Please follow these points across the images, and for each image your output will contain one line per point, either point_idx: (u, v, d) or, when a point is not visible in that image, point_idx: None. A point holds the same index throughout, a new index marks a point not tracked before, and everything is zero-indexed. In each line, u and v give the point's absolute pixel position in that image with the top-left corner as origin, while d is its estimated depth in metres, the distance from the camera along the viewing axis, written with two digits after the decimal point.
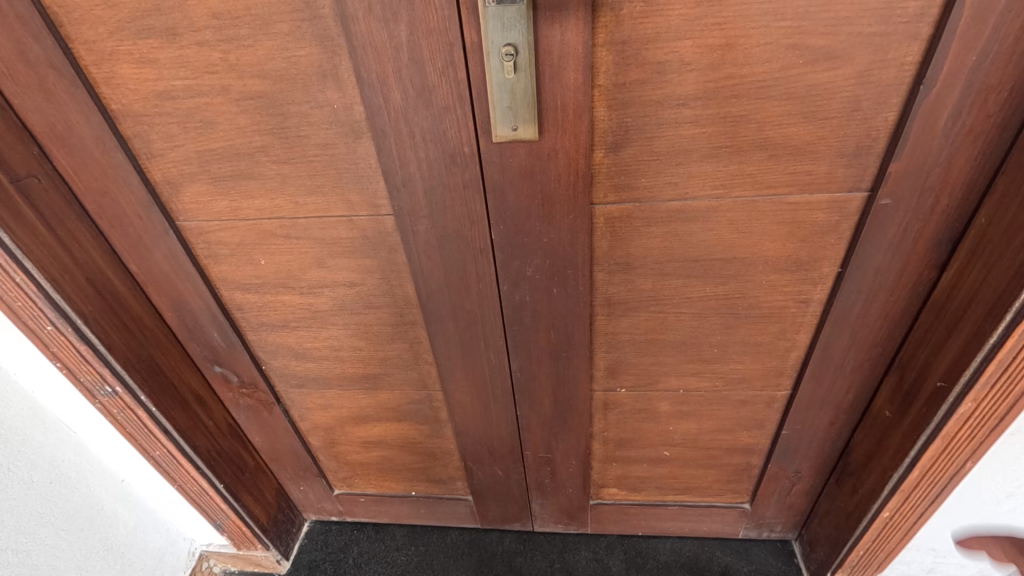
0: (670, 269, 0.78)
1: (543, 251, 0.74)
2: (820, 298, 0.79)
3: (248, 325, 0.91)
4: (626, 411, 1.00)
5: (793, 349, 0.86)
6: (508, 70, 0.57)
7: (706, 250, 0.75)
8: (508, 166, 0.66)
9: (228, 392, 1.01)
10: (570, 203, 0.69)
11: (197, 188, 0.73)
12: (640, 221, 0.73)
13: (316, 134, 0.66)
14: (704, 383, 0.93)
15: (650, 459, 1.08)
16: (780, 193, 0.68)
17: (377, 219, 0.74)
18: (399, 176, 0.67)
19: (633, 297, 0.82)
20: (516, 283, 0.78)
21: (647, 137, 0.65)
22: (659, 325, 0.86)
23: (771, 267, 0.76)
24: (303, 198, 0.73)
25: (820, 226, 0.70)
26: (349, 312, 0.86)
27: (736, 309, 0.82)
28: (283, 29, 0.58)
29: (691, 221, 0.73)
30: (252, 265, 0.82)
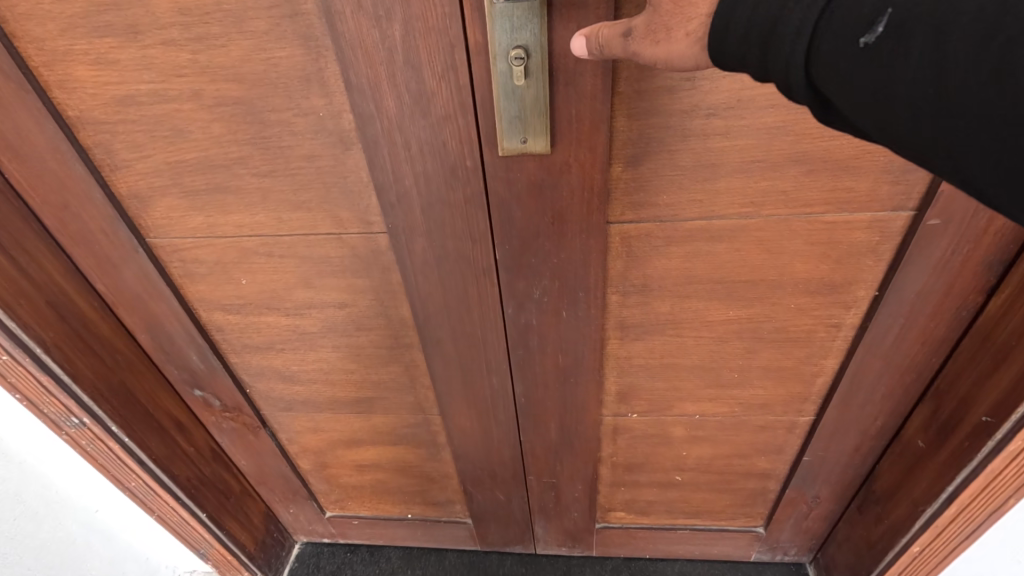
0: (691, 291, 0.72)
1: (552, 272, 0.67)
2: (852, 321, 0.73)
3: (230, 347, 0.84)
4: (636, 436, 0.94)
5: (819, 373, 0.80)
6: (517, 77, 0.50)
7: (731, 270, 0.70)
8: (516, 182, 0.59)
9: (209, 415, 0.94)
10: (583, 221, 0.62)
11: (168, 203, 0.66)
12: (659, 240, 0.67)
13: (301, 144, 0.59)
14: (722, 407, 0.87)
15: (661, 484, 1.03)
16: (818, 211, 0.63)
17: (369, 237, 0.67)
18: (394, 191, 0.61)
19: (649, 319, 0.76)
20: (522, 305, 0.71)
21: (671, 150, 0.59)
22: (675, 348, 0.80)
23: (801, 289, 0.71)
24: (287, 214, 0.66)
25: (859, 246, 0.65)
26: (339, 334, 0.80)
27: (760, 333, 0.76)
28: (261, 26, 0.51)
29: (715, 240, 0.66)
30: (233, 285, 0.75)
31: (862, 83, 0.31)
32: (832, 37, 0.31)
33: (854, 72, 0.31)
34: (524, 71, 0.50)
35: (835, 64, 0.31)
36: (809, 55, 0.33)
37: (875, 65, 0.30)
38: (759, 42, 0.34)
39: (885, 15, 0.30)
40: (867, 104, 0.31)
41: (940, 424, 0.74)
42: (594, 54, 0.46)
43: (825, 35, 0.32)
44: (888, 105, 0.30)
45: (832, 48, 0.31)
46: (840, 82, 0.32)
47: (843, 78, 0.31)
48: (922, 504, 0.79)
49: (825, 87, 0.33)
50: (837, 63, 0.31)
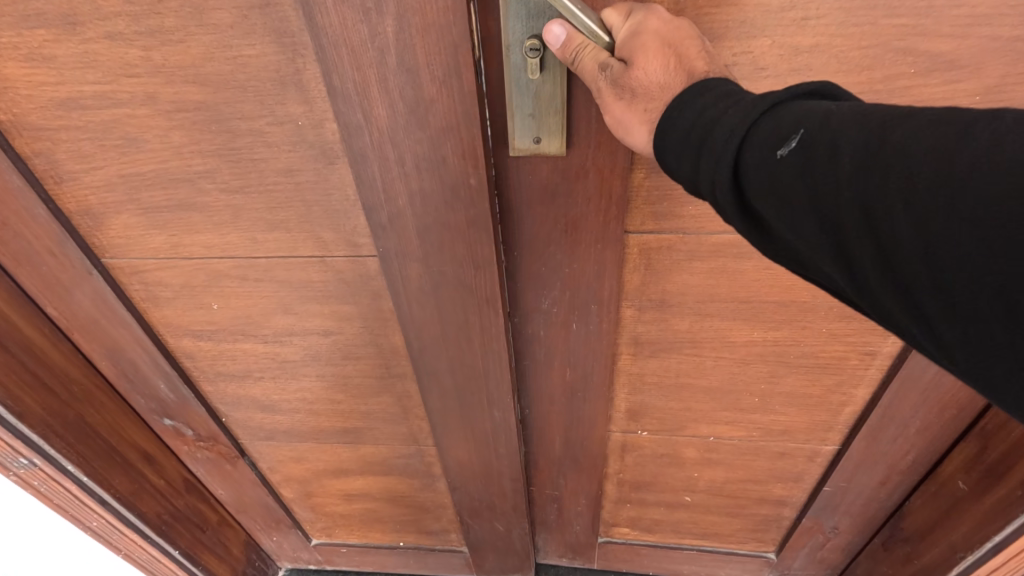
0: (712, 308, 0.65)
1: (562, 284, 0.62)
2: (891, 350, 0.67)
3: (202, 375, 0.76)
4: (644, 457, 0.87)
5: (848, 402, 0.74)
6: (532, 69, 0.46)
7: (762, 289, 0.63)
8: (526, 184, 0.54)
9: (182, 445, 0.86)
10: (599, 229, 0.56)
11: (124, 221, 0.58)
12: (681, 253, 0.60)
13: (276, 157, 0.51)
14: (738, 430, 0.80)
15: (669, 505, 0.96)
16: None
17: (356, 261, 0.59)
18: (385, 212, 0.52)
19: (665, 337, 0.69)
20: (529, 316, 0.66)
21: None
22: (692, 368, 0.73)
23: (836, 313, 0.64)
24: (262, 234, 0.57)
25: None
26: (324, 362, 0.72)
27: (787, 358, 0.70)
28: (224, 19, 0.43)
29: (744, 256, 0.60)
30: (204, 310, 0.66)
31: (785, 198, 0.33)
32: (754, 154, 0.34)
33: (773, 184, 0.33)
34: (541, 64, 0.46)
35: (759, 176, 0.34)
36: (739, 168, 0.35)
37: (794, 182, 0.32)
38: (695, 145, 0.36)
39: (801, 139, 0.33)
40: (792, 218, 0.33)
41: (986, 470, 0.69)
42: (565, 59, 0.44)
43: (748, 151, 0.34)
44: (816, 223, 0.32)
45: (762, 168, 0.34)
46: (767, 194, 0.33)
47: (768, 193, 0.33)
48: (961, 549, 0.75)
49: (753, 201, 0.35)
50: (761, 179, 0.34)
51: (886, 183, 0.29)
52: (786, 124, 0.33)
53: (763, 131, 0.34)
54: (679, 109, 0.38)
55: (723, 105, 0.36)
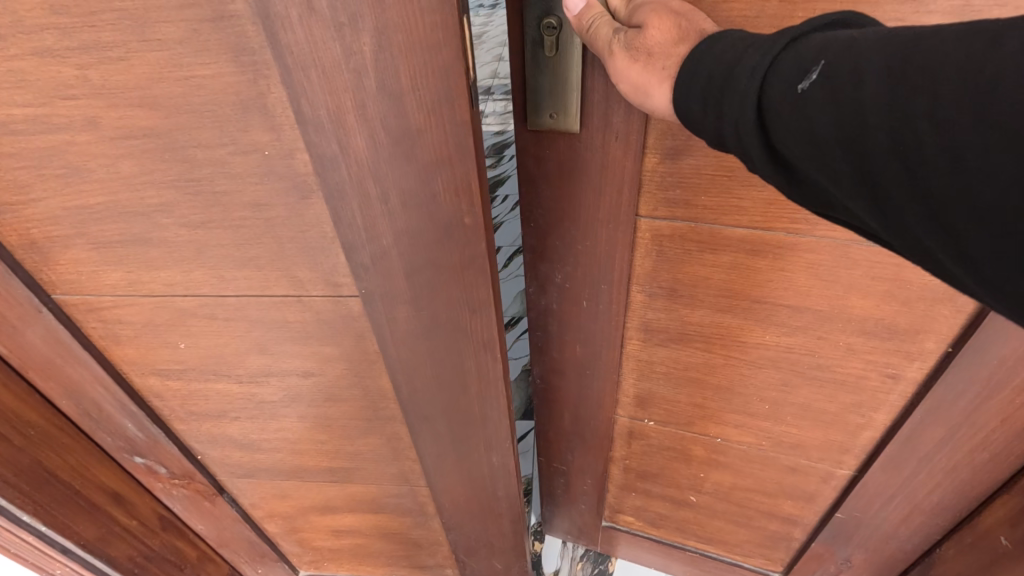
0: (725, 304, 0.72)
1: (575, 258, 0.73)
2: (914, 376, 0.70)
3: (174, 415, 0.69)
4: (650, 440, 0.96)
5: (864, 426, 0.78)
6: (548, 48, 0.55)
7: (775, 288, 0.67)
8: (546, 156, 0.65)
9: (157, 482, 0.80)
10: (609, 213, 0.67)
11: (74, 255, 0.51)
12: (694, 244, 0.67)
13: (242, 190, 0.44)
14: (747, 436, 0.87)
15: (674, 500, 1.05)
16: None
17: (336, 301, 0.52)
18: (367, 251, 0.46)
19: (675, 326, 0.77)
20: (545, 286, 0.79)
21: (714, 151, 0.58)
22: (703, 365, 0.80)
23: (855, 327, 0.68)
24: (231, 271, 0.51)
25: (933, 290, 0.61)
26: (306, 404, 0.65)
27: (801, 368, 0.74)
28: (171, 34, 0.36)
29: (758, 254, 0.65)
30: (171, 349, 0.60)
31: (804, 131, 0.35)
32: (778, 95, 0.37)
33: (794, 119, 0.36)
34: (556, 43, 0.54)
35: (782, 114, 0.36)
36: (763, 109, 0.38)
37: (812, 115, 0.35)
38: (717, 92, 0.40)
39: (820, 70, 0.35)
40: (811, 150, 0.35)
41: None
42: (580, 33, 0.49)
43: (771, 93, 0.37)
44: (834, 152, 0.34)
45: (784, 105, 0.36)
46: (789, 132, 0.36)
47: (794, 131, 0.36)
48: None
49: (777, 140, 0.37)
50: (787, 118, 0.36)
51: (909, 106, 0.31)
52: (808, 61, 0.36)
53: (784, 70, 0.37)
54: (702, 59, 0.41)
55: (743, 49, 0.39)
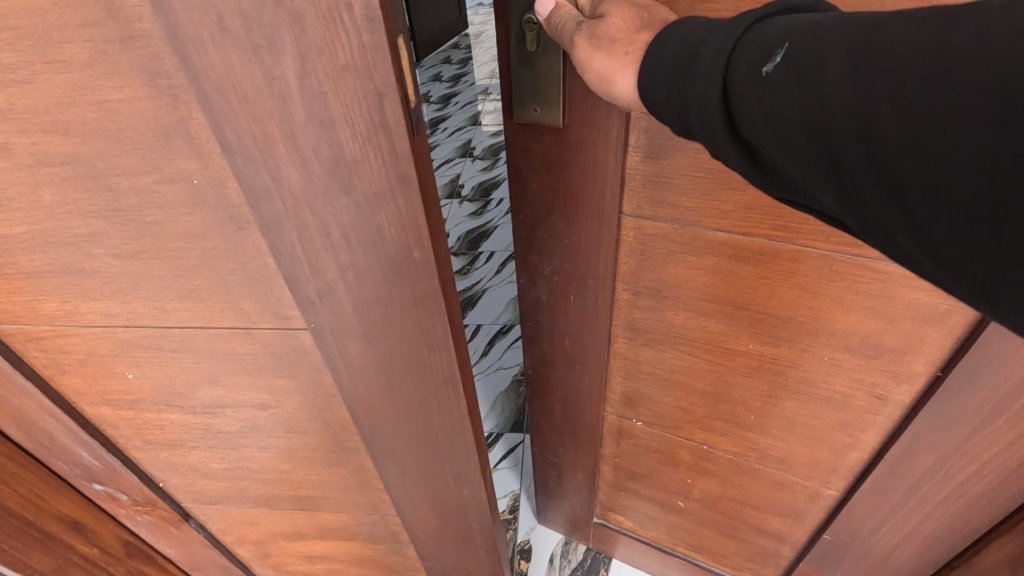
0: (707, 309, 0.75)
1: (561, 253, 0.78)
2: (903, 399, 0.70)
3: (130, 443, 0.66)
4: (638, 439, 0.99)
5: (852, 445, 0.79)
6: (530, 44, 0.59)
7: (759, 296, 0.71)
8: (532, 151, 0.70)
9: (119, 508, 0.77)
10: (594, 207, 0.71)
11: (4, 284, 0.47)
12: (677, 245, 0.71)
13: (174, 220, 0.40)
14: (735, 446, 0.90)
15: (661, 502, 1.08)
16: (867, 255, 0.61)
17: (286, 334, 0.48)
18: (312, 285, 0.42)
19: (661, 328, 0.81)
20: (534, 278, 0.84)
21: (693, 153, 0.62)
22: (688, 368, 0.83)
23: (839, 342, 0.70)
24: (172, 303, 0.47)
25: (920, 309, 0.62)
26: (266, 435, 0.62)
27: (786, 381, 0.77)
28: (78, 56, 0.32)
29: (741, 260, 0.68)
30: (119, 380, 0.57)
31: (772, 111, 0.39)
32: (745, 78, 0.40)
33: (762, 99, 0.39)
34: (538, 40, 0.59)
35: (750, 95, 0.40)
36: (732, 90, 0.41)
37: (779, 95, 0.38)
38: (687, 74, 0.43)
39: (783, 53, 0.38)
40: (778, 129, 0.39)
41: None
42: (549, 31, 0.54)
43: (738, 76, 0.40)
44: (799, 131, 0.38)
45: (753, 86, 0.39)
46: (757, 112, 0.39)
47: (761, 110, 0.39)
48: None
49: (744, 121, 0.41)
50: (755, 99, 0.39)
51: (870, 86, 0.34)
52: (773, 45, 0.39)
53: (752, 52, 0.40)
54: (672, 44, 0.44)
55: (710, 33, 0.42)
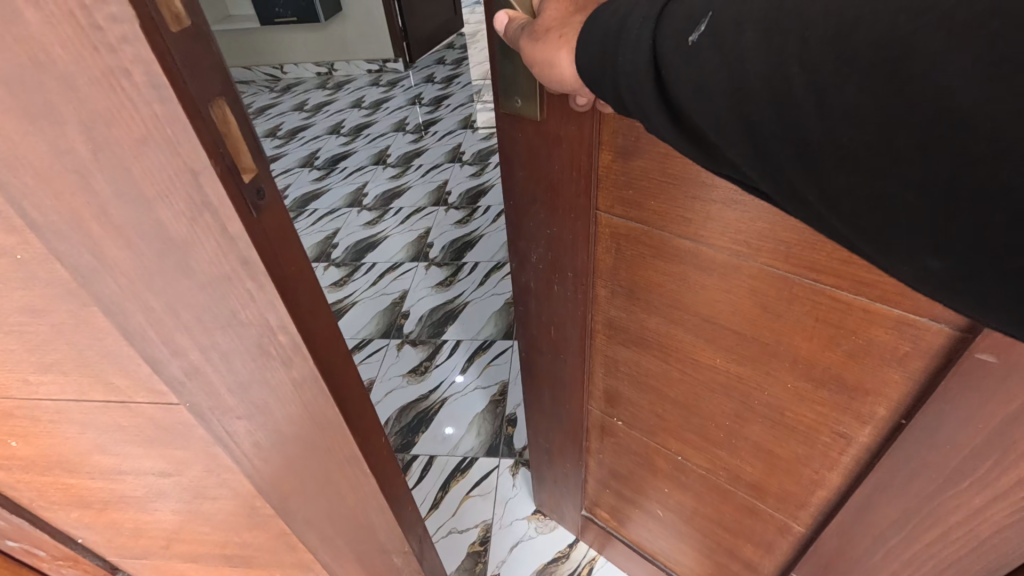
0: (677, 316, 0.75)
1: (546, 241, 0.80)
2: (864, 442, 0.66)
3: (35, 503, 0.61)
4: (619, 438, 0.99)
5: (817, 483, 0.75)
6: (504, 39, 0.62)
7: (723, 307, 0.69)
8: (517, 138, 0.72)
9: (41, 562, 0.72)
10: (573, 202, 0.72)
11: None
12: (646, 247, 0.72)
13: (9, 295, 0.35)
14: (706, 462, 0.87)
15: (642, 507, 1.06)
16: (824, 282, 0.59)
17: (165, 408, 0.42)
18: (176, 365, 0.37)
19: (634, 328, 0.82)
20: (523, 262, 0.86)
21: (660, 153, 0.62)
22: (660, 374, 0.83)
23: (801, 370, 0.67)
24: (35, 375, 0.42)
25: (882, 346, 0.58)
26: (175, 499, 0.56)
27: (751, 403, 0.75)
28: None
29: (704, 271, 0.68)
30: (4, 445, 0.52)
31: (693, 81, 0.35)
32: (667, 43, 0.36)
33: (684, 68, 0.35)
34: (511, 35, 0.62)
35: (674, 63, 0.36)
36: (657, 60, 0.37)
37: (699, 63, 0.34)
38: (616, 47, 0.40)
39: (707, 20, 0.34)
40: (699, 100, 0.35)
41: None
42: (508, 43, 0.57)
43: (662, 41, 0.37)
44: (717, 101, 0.34)
45: (675, 54, 0.36)
46: (681, 82, 0.36)
47: (683, 77, 0.35)
48: None
49: (670, 93, 0.37)
50: (678, 68, 0.36)
51: (780, 43, 0.30)
52: (693, 6, 0.35)
53: (677, 17, 0.36)
54: (605, 19, 0.41)
55: (637, 3, 0.39)
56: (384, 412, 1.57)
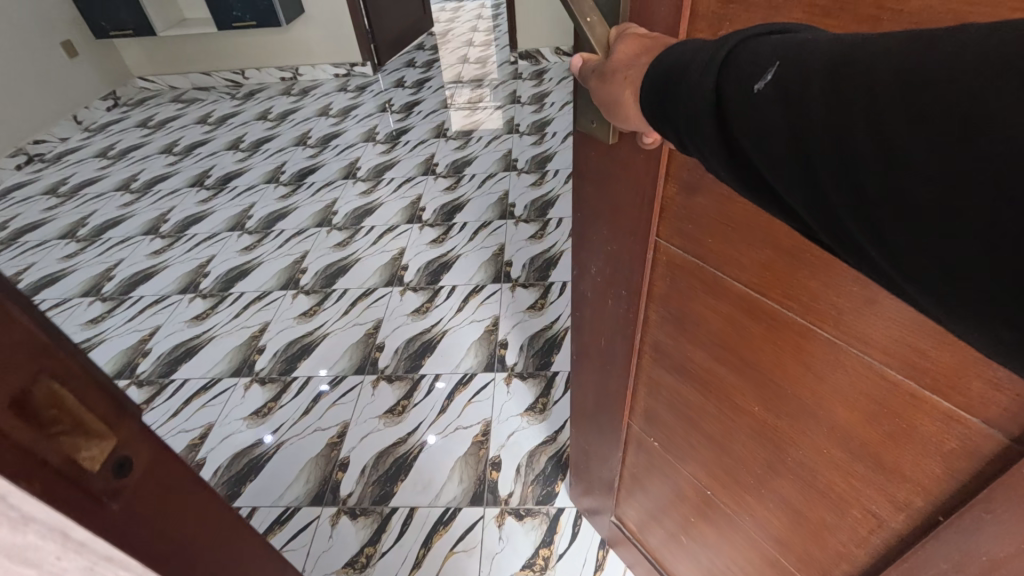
0: (721, 355, 0.70)
1: (605, 257, 0.78)
2: (897, 529, 0.59)
3: None
4: (654, 456, 0.96)
5: (845, 555, 0.68)
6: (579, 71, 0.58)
7: (765, 356, 0.64)
8: (587, 156, 0.70)
9: None
10: (633, 224, 0.69)
11: None
12: (694, 279, 0.67)
13: None
14: (735, 502, 0.83)
15: (664, 527, 1.04)
16: (872, 355, 0.52)
17: None
18: None
19: (680, 357, 0.78)
20: (583, 272, 0.86)
21: (725, 194, 0.57)
22: (696, 404, 0.80)
23: (839, 439, 0.60)
24: None
25: (927, 436, 0.51)
26: None
27: (786, 457, 0.69)
28: None
29: (750, 315, 0.63)
30: None
31: (750, 134, 0.30)
32: (732, 89, 0.31)
33: (743, 118, 0.30)
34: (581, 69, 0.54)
35: (740, 110, 0.30)
36: (721, 105, 0.32)
37: (760, 115, 0.29)
38: (677, 95, 0.35)
39: (775, 70, 0.29)
40: (757, 148, 0.29)
41: None
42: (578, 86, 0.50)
43: (725, 90, 0.31)
44: (779, 158, 0.28)
45: (739, 103, 0.30)
46: (747, 128, 0.30)
47: (745, 128, 0.30)
48: None
49: (733, 142, 0.31)
50: (738, 118, 0.30)
51: (847, 98, 0.25)
52: (759, 58, 0.30)
53: (741, 65, 0.31)
54: (671, 62, 0.37)
55: (701, 51, 0.34)
56: (359, 459, 1.47)
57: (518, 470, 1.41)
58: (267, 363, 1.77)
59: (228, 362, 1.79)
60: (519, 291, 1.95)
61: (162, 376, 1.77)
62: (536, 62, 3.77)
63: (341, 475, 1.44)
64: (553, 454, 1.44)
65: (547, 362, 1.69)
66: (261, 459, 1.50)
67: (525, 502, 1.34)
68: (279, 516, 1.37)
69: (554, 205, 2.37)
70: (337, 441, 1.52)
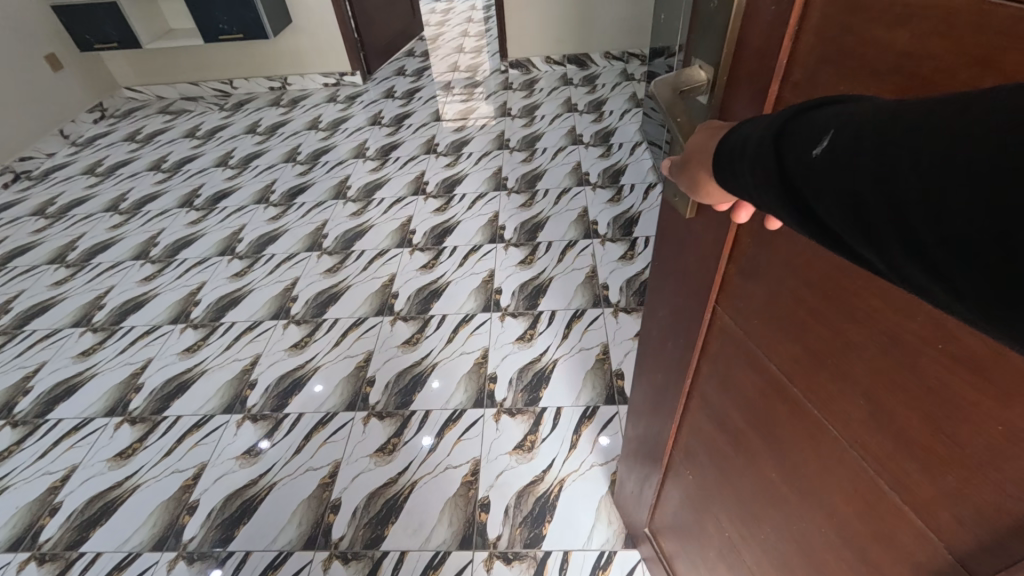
0: (747, 414, 0.71)
1: (672, 308, 0.82)
2: None
3: None
4: (689, 491, 0.97)
5: None
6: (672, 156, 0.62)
7: (783, 432, 0.64)
8: (671, 215, 0.74)
9: None
10: (694, 282, 0.72)
11: None
12: (732, 340, 0.69)
13: None
14: (747, 553, 0.83)
15: (687, 552, 1.07)
16: (867, 457, 0.52)
17: None
18: None
19: (716, 407, 0.78)
20: (652, 309, 0.90)
21: (768, 283, 0.58)
22: (723, 451, 0.80)
23: (834, 527, 0.60)
24: None
25: (906, 548, 0.50)
26: None
27: (790, 527, 0.69)
28: None
29: (774, 388, 0.63)
30: None
31: (815, 204, 0.31)
32: (794, 158, 0.32)
33: (807, 192, 0.31)
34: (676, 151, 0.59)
35: (803, 181, 0.31)
36: (786, 176, 0.33)
37: (819, 185, 0.30)
38: (748, 165, 0.36)
39: (831, 137, 0.30)
40: (824, 217, 0.31)
41: None
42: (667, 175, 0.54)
43: (789, 161, 0.32)
44: (842, 224, 0.29)
45: (803, 174, 0.31)
46: (812, 198, 0.31)
47: (811, 200, 0.31)
48: None
49: (804, 211, 0.32)
50: (803, 191, 0.31)
51: (892, 173, 0.26)
52: (816, 124, 0.31)
53: (800, 137, 0.32)
54: (745, 131, 0.38)
55: (766, 123, 0.36)
56: (350, 500, 1.50)
57: (506, 511, 1.44)
58: (259, 399, 1.79)
59: (220, 399, 1.80)
60: (509, 321, 1.97)
61: (155, 412, 1.79)
62: (527, 71, 3.74)
63: (333, 517, 1.47)
64: (541, 494, 1.47)
65: (536, 397, 1.71)
66: (253, 501, 1.53)
67: (513, 545, 1.38)
68: (272, 561, 1.40)
69: (544, 227, 2.38)
70: (329, 481, 1.55)
